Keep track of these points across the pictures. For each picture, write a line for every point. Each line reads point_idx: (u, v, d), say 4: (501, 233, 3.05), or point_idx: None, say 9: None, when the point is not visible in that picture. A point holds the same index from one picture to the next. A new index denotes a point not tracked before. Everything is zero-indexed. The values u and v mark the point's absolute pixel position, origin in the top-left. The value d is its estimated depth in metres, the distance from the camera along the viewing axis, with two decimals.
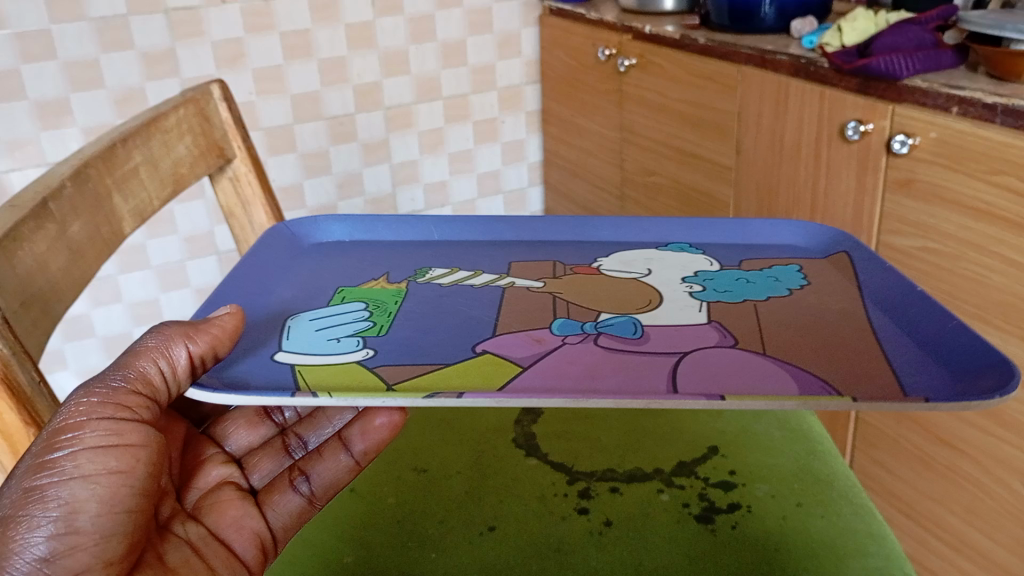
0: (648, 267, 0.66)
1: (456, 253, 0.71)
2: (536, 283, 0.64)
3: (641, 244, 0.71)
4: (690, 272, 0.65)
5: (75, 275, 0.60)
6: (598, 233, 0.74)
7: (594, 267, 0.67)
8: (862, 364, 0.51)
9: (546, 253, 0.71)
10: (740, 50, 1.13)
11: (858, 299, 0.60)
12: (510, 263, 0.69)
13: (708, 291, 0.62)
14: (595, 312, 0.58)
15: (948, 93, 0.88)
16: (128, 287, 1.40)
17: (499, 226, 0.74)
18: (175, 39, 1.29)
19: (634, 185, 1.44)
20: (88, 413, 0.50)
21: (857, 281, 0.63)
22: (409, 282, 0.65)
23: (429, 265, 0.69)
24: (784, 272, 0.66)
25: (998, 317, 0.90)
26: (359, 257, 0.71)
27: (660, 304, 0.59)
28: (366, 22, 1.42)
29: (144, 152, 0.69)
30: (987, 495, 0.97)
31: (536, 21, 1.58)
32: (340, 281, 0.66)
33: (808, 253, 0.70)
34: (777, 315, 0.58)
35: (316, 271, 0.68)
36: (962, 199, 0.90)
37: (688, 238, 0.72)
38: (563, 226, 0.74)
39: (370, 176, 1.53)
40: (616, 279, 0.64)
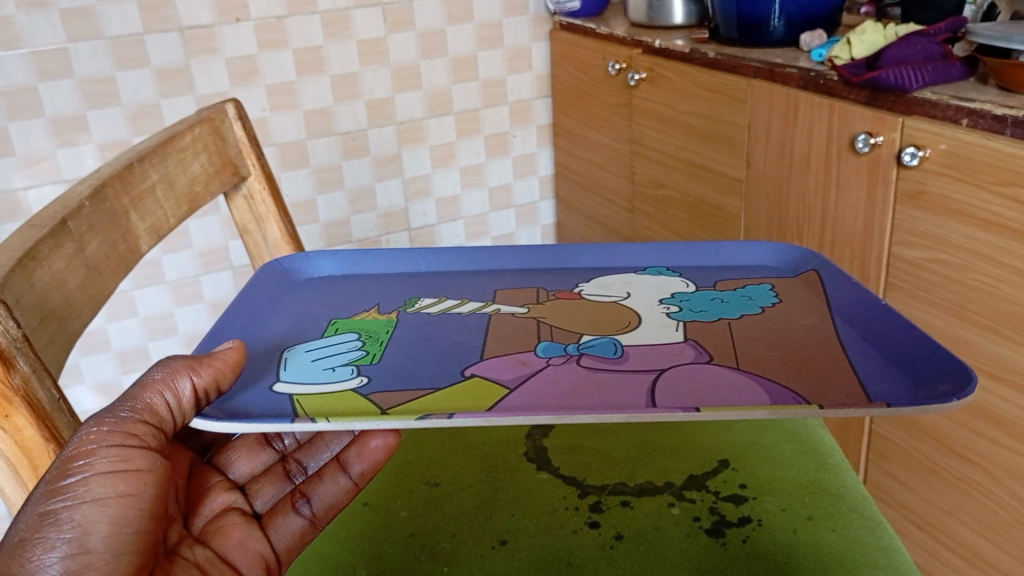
0: (627, 291, 0.66)
1: (444, 283, 0.71)
2: (519, 308, 0.64)
3: (618, 270, 0.71)
4: (667, 294, 0.66)
5: (93, 293, 0.61)
6: (578, 259, 0.73)
7: (575, 292, 0.67)
8: (827, 375, 0.52)
9: (531, 281, 0.70)
10: (749, 63, 1.14)
11: (827, 314, 0.60)
12: (494, 291, 0.69)
13: (687, 310, 0.62)
14: (578, 334, 0.59)
15: (958, 106, 0.88)
16: (143, 300, 1.42)
17: (481, 256, 0.74)
18: (189, 56, 1.30)
19: (644, 197, 1.44)
20: (98, 441, 0.51)
21: (825, 294, 0.63)
22: (399, 312, 0.65)
23: (417, 295, 0.69)
24: (756, 291, 0.66)
25: (1008, 327, 0.90)
26: (349, 289, 0.71)
27: (638, 325, 0.60)
28: (377, 38, 1.43)
29: (160, 170, 0.70)
30: (999, 507, 0.97)
31: (546, 35, 1.59)
32: (335, 312, 0.66)
33: (778, 272, 0.70)
34: (768, 330, 0.58)
35: (309, 303, 0.68)
36: (971, 210, 0.90)
37: (661, 261, 0.72)
38: (544, 254, 0.73)
39: (382, 191, 1.54)
40: (601, 304, 0.64)
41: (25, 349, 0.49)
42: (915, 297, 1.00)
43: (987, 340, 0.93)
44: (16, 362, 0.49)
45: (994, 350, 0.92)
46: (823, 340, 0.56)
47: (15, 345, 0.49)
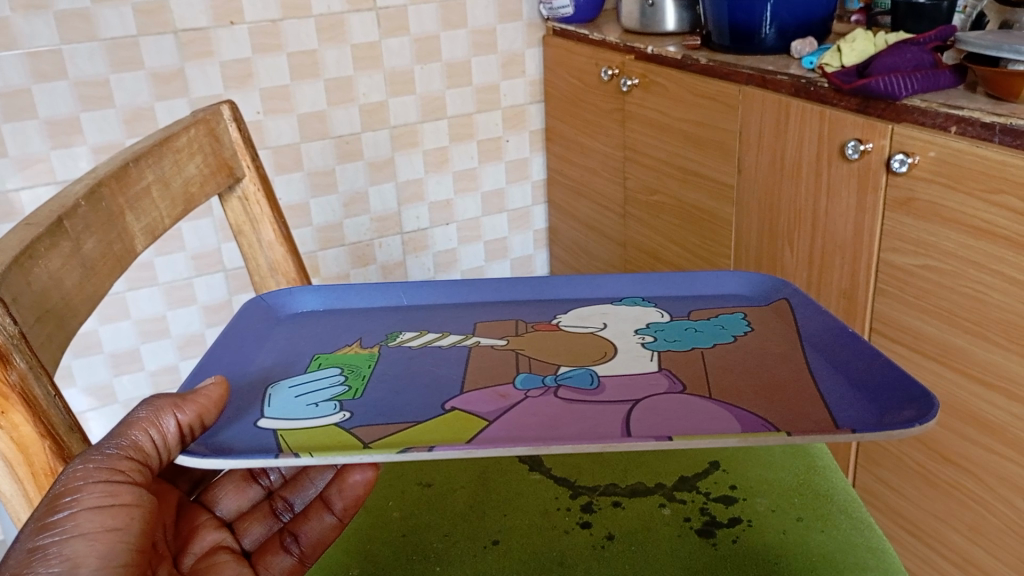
0: (603, 321, 0.67)
1: (425, 317, 0.71)
2: (500, 339, 0.65)
3: (595, 300, 0.72)
4: (643, 323, 0.66)
5: (89, 292, 0.61)
6: (557, 291, 0.73)
7: (553, 324, 0.67)
8: (798, 401, 0.53)
9: (508, 312, 0.71)
10: (740, 70, 1.15)
11: (799, 342, 0.61)
12: (475, 323, 0.69)
13: (663, 339, 0.63)
14: (555, 365, 0.59)
15: (947, 113, 0.90)
16: (136, 303, 1.42)
17: (462, 289, 0.73)
18: (184, 59, 1.31)
19: (636, 203, 1.44)
20: (85, 476, 0.50)
21: (795, 323, 0.64)
22: (381, 346, 0.65)
23: (399, 329, 0.68)
24: (729, 320, 0.66)
25: (998, 333, 0.91)
26: (333, 324, 0.70)
27: (615, 355, 0.60)
28: (372, 42, 1.44)
29: (156, 171, 0.70)
30: (989, 512, 0.98)
31: (540, 41, 1.60)
32: (317, 348, 0.66)
33: (749, 301, 0.70)
34: (739, 360, 0.59)
35: (292, 339, 0.68)
36: (962, 218, 0.91)
37: (639, 292, 0.72)
38: (523, 286, 0.73)
39: (376, 195, 1.55)
40: (578, 334, 0.65)
41: (22, 347, 0.50)
42: (905, 303, 1.01)
43: (977, 347, 0.94)
44: (13, 358, 0.49)
45: (985, 356, 0.93)
46: (792, 368, 0.57)
47: (12, 342, 0.49)
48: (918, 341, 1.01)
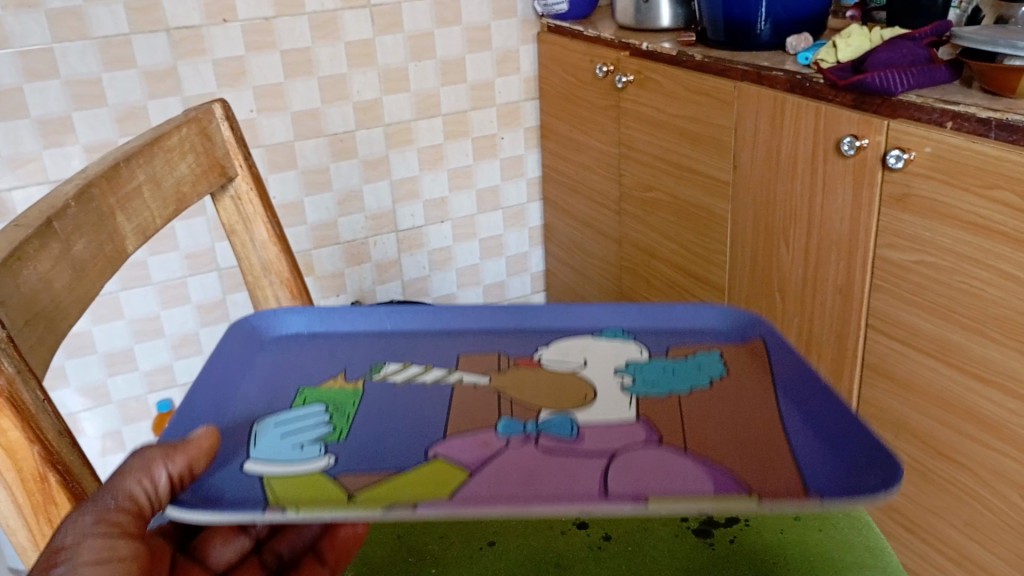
0: (585, 356, 0.65)
1: (408, 348, 0.68)
2: (481, 376, 0.63)
3: (575, 331, 0.69)
4: (622, 361, 0.64)
5: (79, 294, 0.60)
6: (538, 319, 0.70)
7: (534, 359, 0.65)
8: (768, 461, 0.52)
9: (489, 345, 0.68)
10: (735, 66, 1.15)
11: (772, 389, 0.60)
12: (458, 356, 0.67)
13: (642, 381, 0.61)
14: (537, 410, 0.58)
15: (943, 109, 0.89)
16: (130, 303, 1.41)
17: (445, 316, 0.71)
18: (177, 57, 1.30)
19: (632, 200, 1.44)
20: (81, 533, 0.49)
21: (771, 367, 0.62)
22: (365, 380, 0.64)
23: (382, 360, 0.67)
24: (706, 360, 0.64)
25: (994, 329, 0.91)
26: (317, 352, 0.68)
27: (594, 399, 0.59)
28: (366, 39, 1.44)
29: (148, 170, 0.68)
30: (986, 507, 0.97)
31: (534, 38, 1.59)
32: (301, 380, 0.65)
33: (726, 339, 0.67)
34: (715, 407, 0.58)
35: (277, 369, 0.66)
36: (957, 213, 0.91)
37: (619, 321, 0.69)
38: (504, 316, 0.70)
39: (371, 193, 1.54)
40: (558, 373, 0.63)
41: (10, 351, 0.50)
42: (902, 299, 1.01)
43: (973, 343, 0.93)
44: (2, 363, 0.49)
45: (982, 352, 0.93)
46: (766, 425, 0.56)
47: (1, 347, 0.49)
48: (914, 336, 1.01)
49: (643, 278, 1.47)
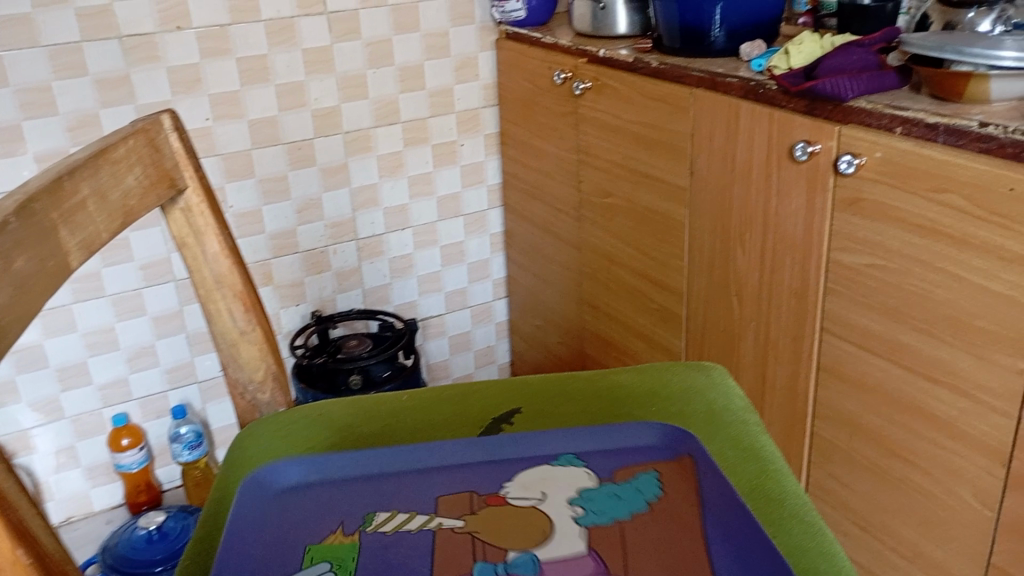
0: (543, 490, 0.61)
1: (394, 491, 0.63)
2: (457, 520, 0.59)
3: (532, 461, 0.65)
4: (574, 490, 0.61)
5: (20, 312, 0.53)
6: (504, 453, 0.66)
7: (501, 495, 0.61)
8: None
9: (462, 483, 0.63)
10: (691, 73, 1.15)
11: (696, 513, 0.58)
12: (435, 497, 0.62)
13: (591, 510, 0.58)
14: (506, 549, 0.55)
15: (892, 114, 0.91)
16: (83, 315, 1.39)
17: (422, 452, 0.66)
18: (130, 64, 1.29)
19: (591, 205, 1.45)
20: None
21: (695, 477, 0.61)
22: (360, 533, 0.58)
23: (375, 509, 0.61)
24: (644, 481, 0.61)
25: (945, 330, 0.92)
26: (312, 501, 0.62)
27: (555, 535, 0.56)
28: (324, 47, 1.43)
29: (92, 185, 0.63)
30: (939, 505, 0.99)
31: (493, 45, 1.59)
32: (306, 536, 0.58)
33: (658, 453, 0.65)
34: (651, 533, 0.56)
35: (276, 523, 0.60)
36: (907, 217, 0.93)
37: (569, 446, 0.66)
38: (473, 450, 0.67)
39: (330, 201, 1.53)
40: (520, 509, 0.59)
41: None
42: (855, 302, 1.02)
43: (925, 344, 0.95)
44: None
45: (933, 353, 0.94)
46: (688, 556, 0.55)
47: None
48: (867, 339, 1.02)
49: (603, 283, 1.48)
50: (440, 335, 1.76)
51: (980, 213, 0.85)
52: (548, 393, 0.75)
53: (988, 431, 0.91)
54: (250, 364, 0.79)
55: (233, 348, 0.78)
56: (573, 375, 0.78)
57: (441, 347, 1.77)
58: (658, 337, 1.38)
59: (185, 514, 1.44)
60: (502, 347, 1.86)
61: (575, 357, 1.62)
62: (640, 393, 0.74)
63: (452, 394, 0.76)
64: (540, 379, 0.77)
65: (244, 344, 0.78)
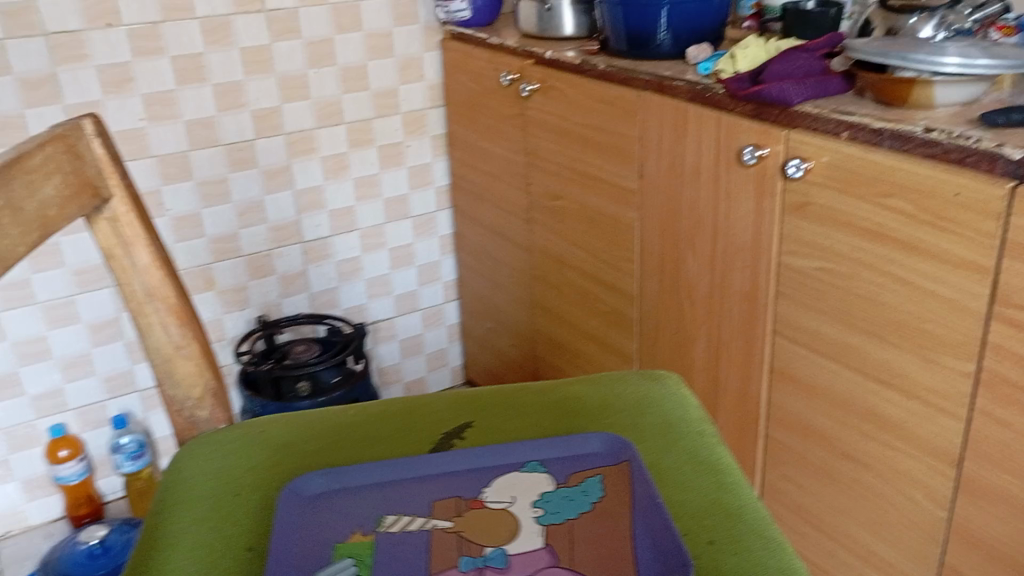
0: (513, 494, 0.61)
1: (411, 498, 0.62)
2: (447, 520, 0.59)
3: (497, 469, 0.64)
4: (535, 494, 0.61)
5: None
6: (482, 462, 0.65)
7: (479, 500, 0.61)
8: (603, 559, 0.55)
9: (452, 488, 0.62)
10: (638, 75, 1.14)
11: (628, 507, 0.58)
12: (432, 502, 0.61)
13: (551, 511, 0.59)
14: (483, 544, 0.56)
15: (838, 119, 0.90)
16: (10, 325, 1.32)
17: (421, 462, 0.65)
18: (55, 63, 1.23)
19: (540, 208, 1.43)
20: None
21: (632, 481, 0.61)
22: (377, 534, 0.58)
23: (387, 514, 0.60)
24: (588, 484, 0.61)
25: (892, 333, 0.93)
26: (343, 510, 0.61)
27: (521, 535, 0.57)
28: (262, 46, 1.38)
29: (3, 196, 0.59)
30: (889, 506, 1.00)
31: (437, 45, 1.56)
32: (335, 539, 0.58)
33: (602, 460, 0.64)
34: (596, 526, 0.57)
35: (304, 531, 0.59)
36: (854, 220, 0.93)
37: (528, 455, 0.65)
38: (457, 458, 0.65)
39: (272, 204, 1.48)
40: (490, 511, 0.59)
41: None
42: (805, 305, 1.02)
43: (873, 347, 0.95)
44: None
45: (882, 356, 0.95)
46: (613, 539, 0.56)
47: None
48: (818, 342, 1.02)
49: (555, 286, 1.46)
50: (390, 339, 1.73)
51: (927, 217, 0.85)
52: (504, 407, 0.73)
53: (938, 433, 0.92)
54: (187, 381, 0.75)
55: (168, 364, 0.74)
56: (528, 386, 0.76)
57: (392, 351, 1.73)
58: (611, 340, 1.37)
59: (128, 527, 1.38)
60: (453, 350, 1.83)
61: (529, 360, 1.60)
62: (594, 406, 0.72)
63: (401, 407, 0.74)
64: (491, 391, 0.75)
65: (180, 360, 0.74)
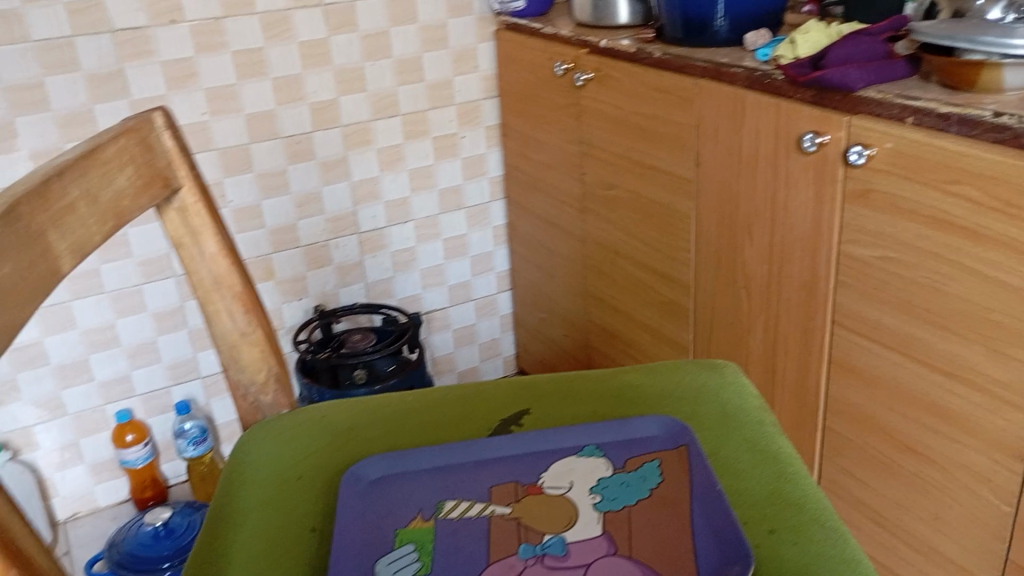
0: (571, 480, 0.61)
1: (470, 483, 0.63)
2: (505, 506, 0.59)
3: (554, 454, 0.64)
4: (593, 481, 0.61)
5: (10, 318, 0.51)
6: (539, 447, 0.65)
7: (537, 486, 0.61)
8: (663, 547, 0.54)
9: (510, 473, 0.63)
10: (695, 62, 1.13)
11: (687, 493, 0.58)
12: (491, 487, 0.62)
13: (608, 497, 0.59)
14: (542, 531, 0.56)
15: (903, 104, 0.88)
16: (81, 313, 1.37)
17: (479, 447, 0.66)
18: (123, 59, 1.26)
19: (594, 198, 1.43)
20: None
21: (690, 470, 0.60)
22: (437, 520, 0.59)
23: (447, 499, 0.61)
24: (646, 471, 0.61)
25: (957, 324, 0.91)
26: (403, 495, 0.62)
27: (579, 522, 0.57)
28: (320, 39, 1.40)
29: (81, 186, 0.61)
30: (952, 501, 0.98)
31: (492, 36, 1.57)
32: (397, 524, 0.59)
33: (659, 445, 0.64)
34: (655, 514, 0.57)
35: (366, 515, 0.60)
36: (918, 208, 0.91)
37: (585, 440, 0.65)
38: (514, 443, 0.66)
39: (329, 195, 1.51)
40: (548, 498, 0.60)
41: None
42: (866, 295, 1.00)
43: (937, 338, 0.93)
44: None
45: (946, 347, 0.93)
46: (672, 527, 0.56)
47: None
48: (878, 332, 1.00)
49: (608, 275, 1.46)
50: (444, 329, 1.74)
51: (995, 205, 0.83)
52: (561, 394, 0.73)
53: (1003, 426, 0.89)
54: (252, 366, 0.77)
55: (233, 350, 0.77)
56: (583, 375, 0.76)
57: (446, 340, 1.75)
58: (665, 330, 1.37)
59: (190, 510, 1.41)
60: (507, 340, 1.84)
61: (582, 350, 1.60)
62: (650, 394, 0.72)
63: (459, 395, 0.75)
64: (545, 379, 0.76)
65: (245, 345, 0.77)
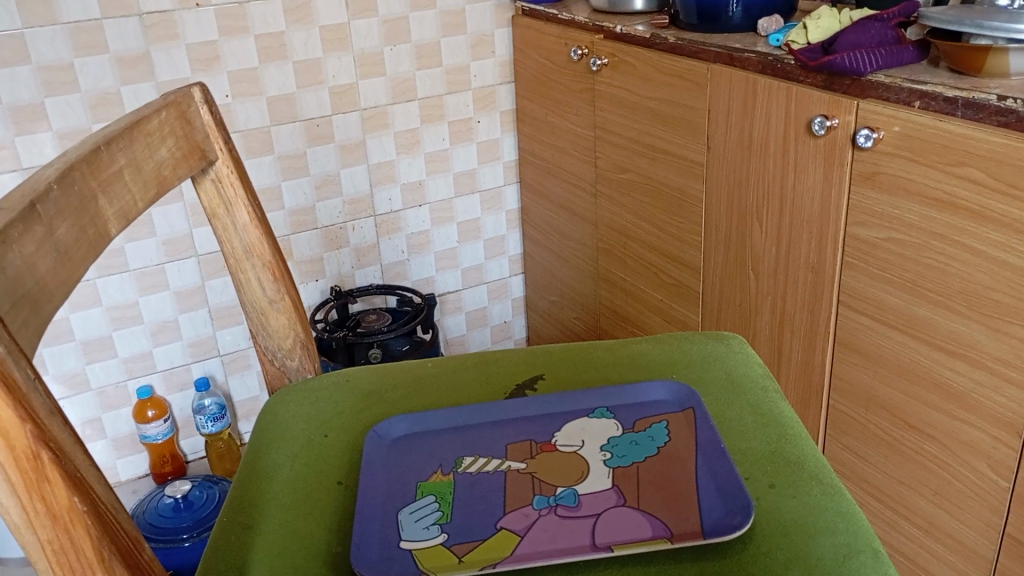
0: (583, 439, 0.65)
1: (488, 440, 0.66)
2: (521, 462, 0.63)
3: (567, 416, 0.68)
4: (605, 440, 0.64)
5: (64, 277, 0.55)
6: (553, 410, 0.69)
7: (551, 444, 0.65)
8: (670, 498, 0.58)
9: (525, 432, 0.67)
10: (709, 48, 1.16)
11: (694, 451, 0.62)
12: (508, 444, 0.65)
13: (618, 454, 0.62)
14: (555, 484, 0.60)
15: (911, 88, 0.92)
16: (106, 290, 1.41)
17: (497, 410, 0.69)
18: (149, 42, 1.30)
19: (607, 181, 1.45)
20: None
21: (698, 431, 0.64)
22: (456, 474, 0.62)
23: (465, 456, 0.64)
24: (653, 432, 0.64)
25: (960, 303, 0.93)
26: (424, 451, 0.65)
27: (590, 476, 0.60)
28: (341, 24, 1.43)
29: (127, 154, 0.64)
30: (953, 477, 1.01)
31: (508, 22, 1.60)
32: (418, 477, 0.63)
33: (667, 409, 0.68)
34: (663, 470, 0.60)
35: (389, 469, 0.63)
36: (924, 190, 0.93)
37: (596, 404, 0.69)
38: (530, 406, 0.69)
39: (348, 177, 1.54)
40: (562, 455, 0.63)
41: None
42: (872, 276, 1.03)
43: (941, 317, 0.96)
44: None
45: (950, 326, 0.95)
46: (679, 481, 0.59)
47: None
48: (884, 312, 1.03)
49: (619, 258, 1.49)
50: (457, 311, 1.78)
51: (998, 186, 0.86)
52: (573, 362, 0.76)
53: (1003, 403, 0.92)
54: (279, 333, 0.81)
55: (263, 317, 0.80)
56: (592, 344, 0.79)
57: (459, 322, 1.79)
58: (674, 312, 1.40)
59: (210, 484, 1.45)
60: (518, 323, 1.87)
61: (592, 332, 1.63)
62: (658, 362, 0.75)
63: (476, 362, 0.78)
64: (558, 348, 0.79)
65: (273, 313, 0.80)
